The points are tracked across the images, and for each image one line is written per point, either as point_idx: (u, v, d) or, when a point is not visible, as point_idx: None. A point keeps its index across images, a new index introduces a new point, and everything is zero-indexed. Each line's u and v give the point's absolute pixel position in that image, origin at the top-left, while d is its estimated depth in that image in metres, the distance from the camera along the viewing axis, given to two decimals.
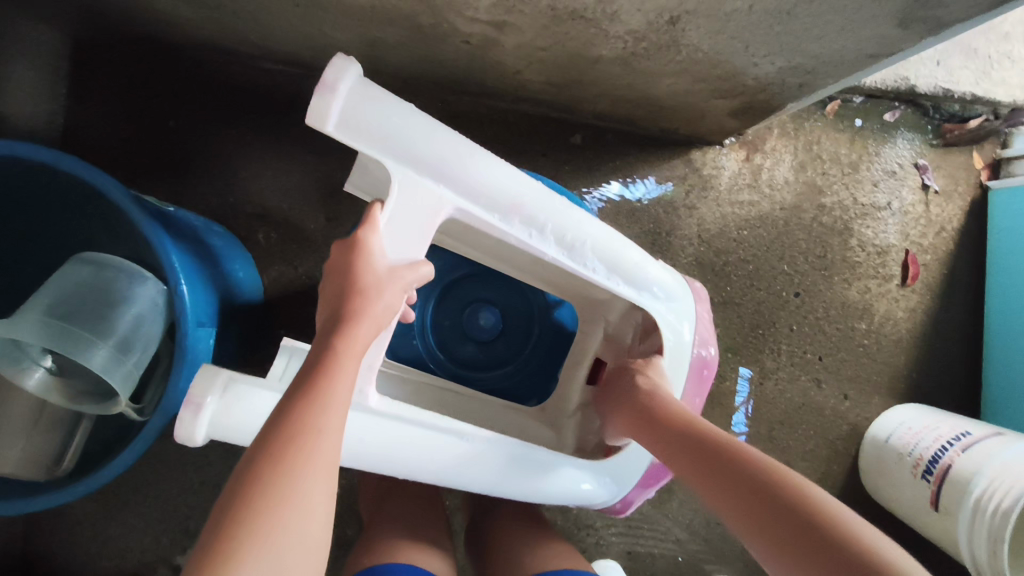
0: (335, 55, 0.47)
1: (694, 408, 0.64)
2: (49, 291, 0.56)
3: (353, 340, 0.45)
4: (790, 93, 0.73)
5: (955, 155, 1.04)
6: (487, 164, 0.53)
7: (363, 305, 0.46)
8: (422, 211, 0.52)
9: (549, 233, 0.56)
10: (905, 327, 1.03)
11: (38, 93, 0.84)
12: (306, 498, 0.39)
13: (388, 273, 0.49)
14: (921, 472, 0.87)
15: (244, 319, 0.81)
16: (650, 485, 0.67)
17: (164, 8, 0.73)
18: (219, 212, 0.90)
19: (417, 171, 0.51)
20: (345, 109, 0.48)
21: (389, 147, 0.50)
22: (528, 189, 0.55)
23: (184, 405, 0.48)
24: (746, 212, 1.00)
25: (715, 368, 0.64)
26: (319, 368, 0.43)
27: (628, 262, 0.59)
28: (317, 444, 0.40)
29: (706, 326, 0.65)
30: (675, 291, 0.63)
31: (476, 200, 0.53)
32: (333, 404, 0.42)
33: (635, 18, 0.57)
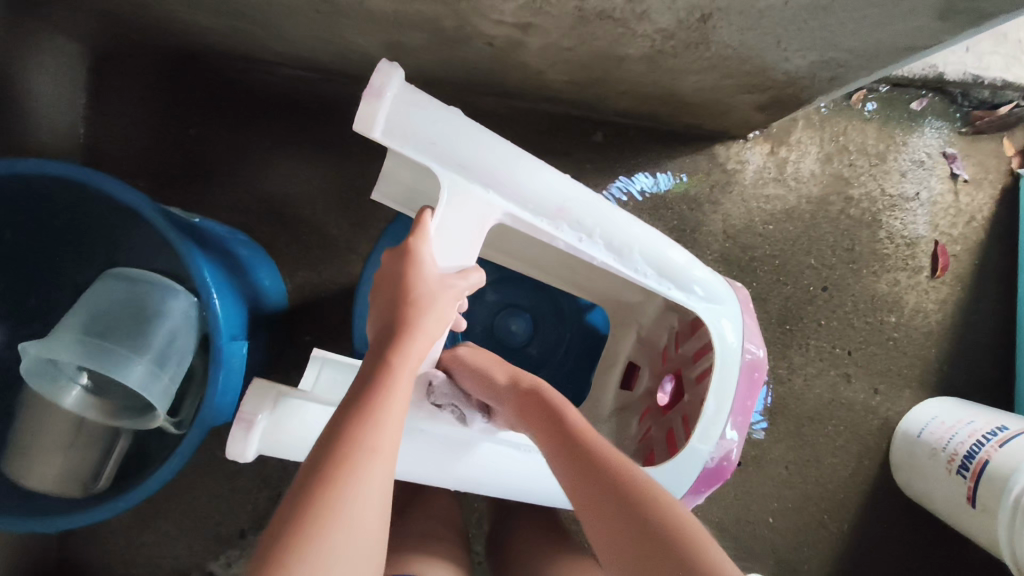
0: (381, 59, 0.46)
1: (744, 413, 0.60)
2: (81, 309, 0.56)
3: (405, 353, 0.45)
4: (821, 87, 0.72)
5: (984, 143, 1.02)
6: (533, 168, 0.52)
7: (415, 318, 0.46)
8: (471, 218, 0.51)
9: (597, 237, 0.55)
10: (935, 320, 1.01)
11: (62, 106, 0.84)
12: (359, 517, 0.38)
13: (440, 284, 0.49)
14: (957, 467, 0.85)
15: (269, 327, 0.81)
16: (702, 491, 0.60)
17: (187, 18, 0.73)
18: (243, 220, 0.90)
19: (466, 177, 0.51)
20: (392, 114, 0.47)
21: (437, 151, 0.49)
22: (575, 192, 0.54)
23: (235, 421, 0.49)
24: (771, 206, 0.99)
25: (765, 371, 0.60)
26: (374, 382, 0.43)
27: (675, 264, 0.58)
28: (373, 460, 0.40)
29: (752, 328, 0.62)
30: (721, 293, 0.61)
31: (525, 205, 0.52)
32: (385, 421, 0.42)
33: (665, 17, 0.56)
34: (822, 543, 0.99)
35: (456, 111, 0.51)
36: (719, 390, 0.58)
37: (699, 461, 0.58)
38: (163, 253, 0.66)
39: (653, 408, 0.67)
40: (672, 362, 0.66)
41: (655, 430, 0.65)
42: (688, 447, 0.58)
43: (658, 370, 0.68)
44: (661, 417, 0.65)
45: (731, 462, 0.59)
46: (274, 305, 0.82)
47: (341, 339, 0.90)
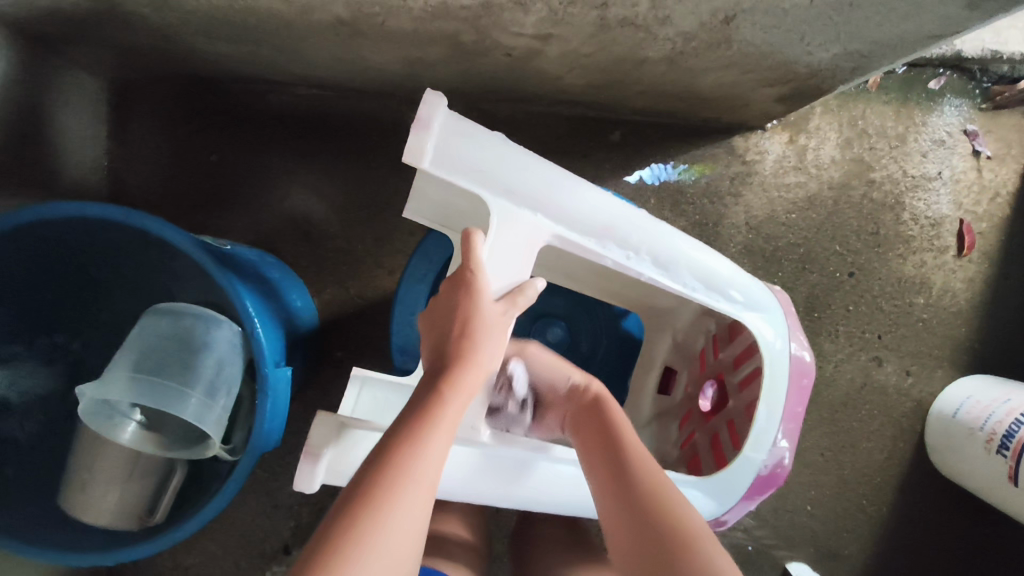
0: (426, 91, 0.47)
1: (795, 419, 0.60)
2: (131, 349, 0.58)
3: (460, 383, 0.46)
4: (843, 76, 0.71)
5: (1005, 118, 1.01)
6: (578, 189, 0.53)
7: (470, 349, 0.48)
8: (521, 239, 0.52)
9: (644, 253, 0.56)
10: (964, 298, 1.00)
11: (86, 138, 0.85)
12: (394, 543, 0.38)
13: (495, 314, 0.50)
14: (996, 446, 0.85)
15: (306, 346, 0.82)
16: (755, 498, 0.61)
17: (205, 47, 0.74)
18: (268, 241, 0.91)
19: (512, 201, 0.52)
20: (439, 144, 0.49)
21: (482, 178, 0.50)
22: (619, 211, 0.55)
23: (303, 456, 0.51)
24: (793, 195, 0.98)
25: (813, 376, 0.61)
26: (426, 408, 0.44)
27: (716, 273, 0.59)
28: (414, 486, 0.40)
29: (795, 331, 0.62)
30: (764, 300, 0.61)
31: (572, 225, 0.53)
32: (431, 449, 0.42)
33: (688, 20, 0.55)
34: (860, 528, 0.99)
35: (499, 135, 0.52)
36: (770, 397, 0.59)
37: (753, 469, 0.59)
38: (198, 283, 0.66)
39: (696, 413, 0.69)
40: (711, 368, 0.68)
41: (699, 435, 0.67)
42: (742, 458, 0.58)
43: (697, 376, 0.70)
44: (705, 422, 0.67)
45: (785, 468, 0.59)
46: (309, 324, 0.83)
47: (371, 352, 0.91)
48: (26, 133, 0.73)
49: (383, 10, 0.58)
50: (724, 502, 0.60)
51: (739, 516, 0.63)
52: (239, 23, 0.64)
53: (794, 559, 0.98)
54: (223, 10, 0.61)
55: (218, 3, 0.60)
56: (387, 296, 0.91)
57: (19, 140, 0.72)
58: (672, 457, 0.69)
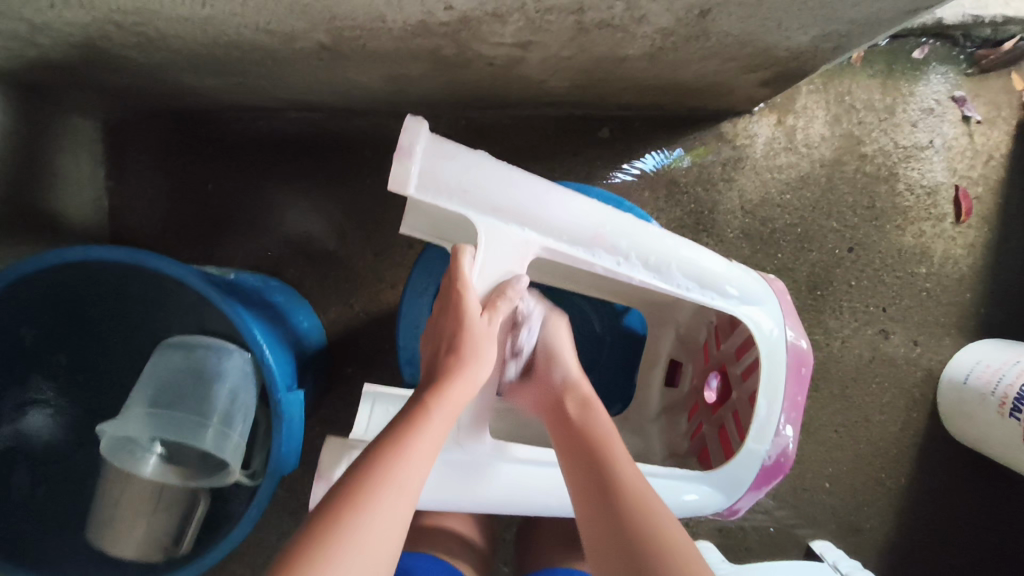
0: (406, 118, 0.48)
1: (797, 407, 0.61)
2: (148, 385, 0.60)
3: (447, 395, 0.49)
4: (825, 56, 0.72)
5: (993, 81, 1.01)
6: (566, 199, 0.54)
7: (458, 363, 0.51)
8: (509, 254, 0.54)
9: (634, 258, 0.57)
10: (966, 264, 1.00)
11: (84, 182, 0.87)
12: (371, 540, 0.39)
13: (483, 325, 0.52)
14: (1009, 410, 0.86)
15: (316, 367, 0.84)
16: (763, 488, 0.62)
17: (193, 81, 0.75)
18: (272, 265, 0.92)
19: (499, 218, 0.53)
20: (424, 169, 0.50)
21: (468, 199, 0.51)
22: (607, 217, 0.55)
23: (316, 480, 0.54)
24: (786, 175, 0.99)
25: (811, 365, 0.62)
26: (412, 417, 0.46)
27: (709, 271, 0.59)
28: (394, 488, 0.42)
29: (793, 320, 0.63)
30: (759, 292, 0.62)
31: (561, 236, 0.54)
32: (412, 455, 0.44)
33: (663, 18, 0.56)
34: (881, 500, 0.99)
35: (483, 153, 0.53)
36: (769, 387, 0.60)
37: (757, 460, 0.60)
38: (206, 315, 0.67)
39: (703, 406, 0.70)
40: (715, 359, 0.69)
41: (707, 427, 0.68)
42: (745, 449, 0.59)
43: (701, 368, 0.72)
44: (711, 414, 0.68)
45: (789, 456, 0.60)
46: (317, 344, 0.84)
47: (380, 366, 0.92)
48: (27, 182, 0.74)
49: (364, 33, 0.59)
50: (732, 494, 0.61)
51: (750, 506, 0.64)
52: (225, 56, 0.66)
53: (816, 537, 0.99)
54: (209, 46, 0.62)
55: (204, 40, 0.61)
56: (391, 310, 0.92)
57: (21, 191, 0.74)
58: (682, 449, 0.71)
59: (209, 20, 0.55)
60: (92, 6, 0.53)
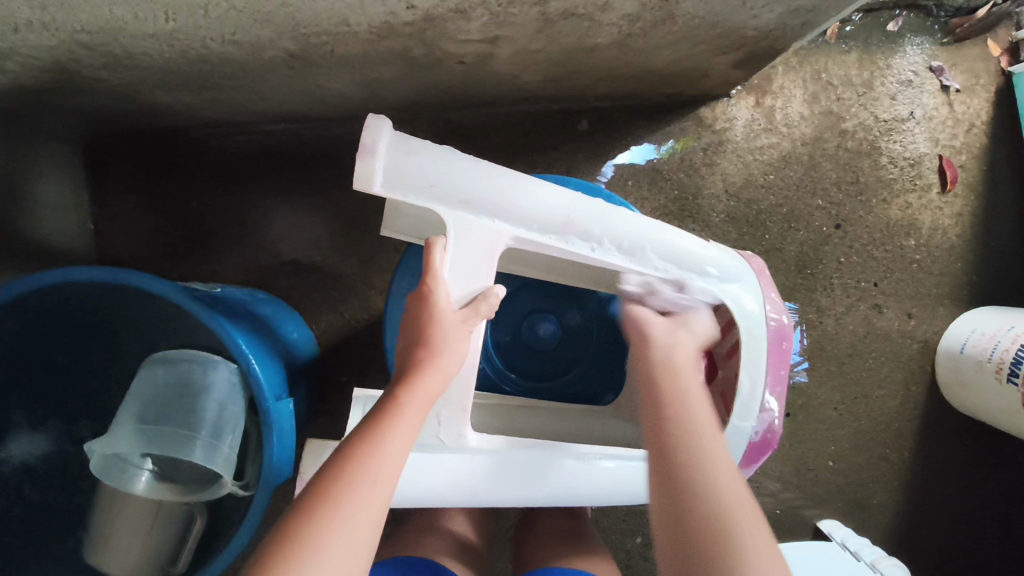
0: (368, 117, 0.48)
1: (781, 382, 0.62)
2: (134, 401, 0.59)
3: (420, 390, 0.49)
4: (794, 33, 0.72)
5: (969, 49, 1.00)
6: (535, 188, 0.54)
7: (429, 358, 0.50)
8: (481, 247, 0.54)
9: (608, 243, 0.56)
10: (955, 234, 1.00)
11: (66, 206, 0.87)
12: (346, 534, 0.41)
13: (456, 322, 0.52)
14: (1006, 375, 0.85)
15: (309, 376, 0.83)
16: (754, 464, 0.63)
17: (167, 99, 0.75)
18: (260, 279, 0.92)
19: (467, 210, 0.53)
20: (389, 167, 0.50)
21: (436, 194, 0.52)
22: (578, 204, 0.55)
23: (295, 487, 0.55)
24: (768, 156, 0.99)
25: (793, 339, 0.63)
26: (382, 415, 0.47)
27: (684, 251, 0.59)
28: (369, 484, 0.43)
29: (775, 297, 0.64)
30: (739, 270, 0.62)
31: (530, 226, 0.54)
32: (384, 450, 0.45)
33: (627, 4, 0.56)
34: (885, 476, 0.99)
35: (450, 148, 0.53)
36: (750, 363, 0.61)
37: (744, 437, 0.61)
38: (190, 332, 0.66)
39: None
40: None
41: None
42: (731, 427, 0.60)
43: None
44: None
45: (775, 431, 0.62)
46: (309, 354, 0.83)
47: (374, 373, 0.92)
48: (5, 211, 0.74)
49: (330, 38, 0.59)
50: None
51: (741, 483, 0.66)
52: (196, 71, 0.66)
53: (821, 516, 0.98)
54: (177, 61, 0.62)
55: (171, 56, 0.61)
56: (382, 314, 0.92)
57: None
58: None
59: (174, 35, 0.55)
60: (54, 28, 0.53)
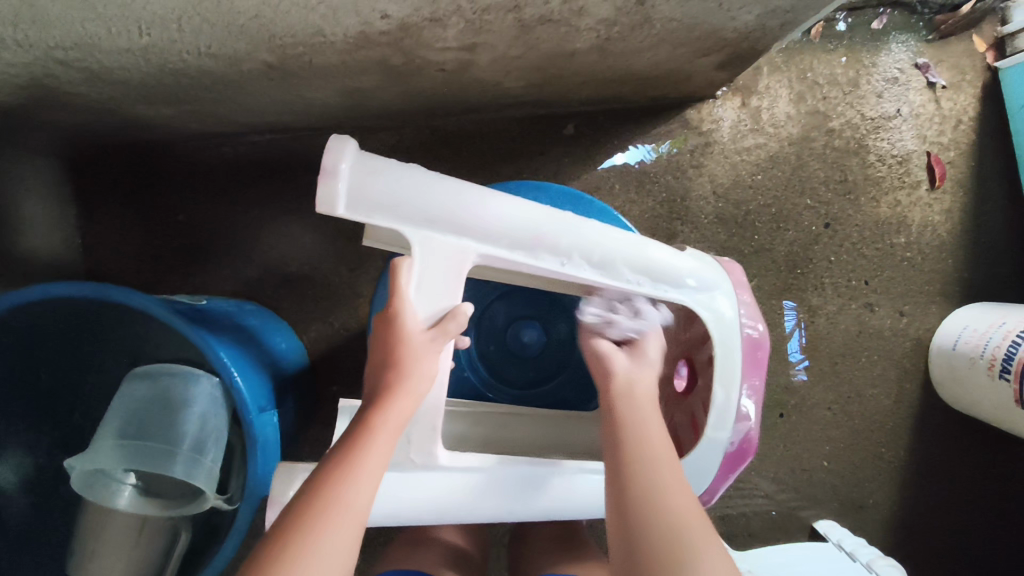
0: (331, 138, 0.48)
1: (757, 391, 0.63)
2: (114, 416, 0.59)
3: (390, 412, 0.49)
4: (774, 34, 0.72)
5: (955, 45, 1.00)
6: (502, 204, 0.54)
7: (399, 380, 0.50)
8: (449, 264, 0.54)
9: (578, 258, 0.56)
10: (945, 230, 1.00)
11: (52, 221, 0.87)
12: (319, 565, 0.41)
13: (425, 342, 0.52)
14: (998, 371, 0.85)
15: (298, 388, 0.82)
16: (729, 474, 0.63)
17: (150, 112, 0.75)
18: (249, 290, 0.92)
19: (434, 229, 0.53)
20: (352, 187, 0.49)
21: (402, 213, 0.51)
22: (547, 219, 0.55)
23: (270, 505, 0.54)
24: (755, 156, 0.98)
25: (767, 348, 0.64)
26: (354, 441, 0.48)
27: (657, 265, 0.59)
28: (341, 512, 0.44)
29: (750, 305, 0.64)
30: (714, 279, 0.63)
31: (498, 242, 0.54)
32: (355, 480, 0.46)
33: (603, 8, 0.56)
34: (881, 475, 0.99)
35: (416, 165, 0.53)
36: (724, 374, 0.62)
37: (721, 447, 0.62)
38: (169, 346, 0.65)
39: (674, 394, 0.71)
40: (682, 347, 0.71)
41: (679, 414, 0.70)
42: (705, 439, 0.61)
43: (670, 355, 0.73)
44: (682, 402, 0.70)
45: (752, 440, 0.62)
46: (298, 364, 0.83)
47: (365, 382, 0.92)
48: None
49: (307, 49, 0.59)
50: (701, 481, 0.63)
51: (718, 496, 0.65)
52: (176, 84, 0.66)
53: (818, 517, 0.98)
54: (156, 75, 0.62)
55: (149, 70, 0.61)
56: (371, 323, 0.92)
57: None
58: None
59: (149, 48, 0.55)
60: (29, 45, 0.53)
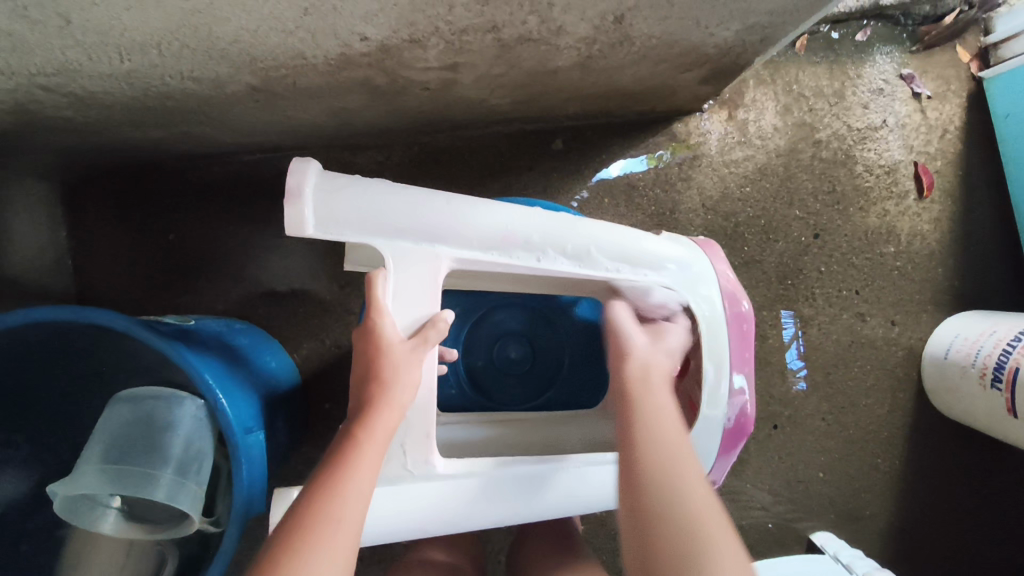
0: (293, 160, 0.48)
1: (747, 363, 0.65)
2: (98, 440, 0.59)
3: (373, 426, 0.49)
4: (755, 49, 0.72)
5: (939, 56, 1.01)
6: (473, 207, 0.54)
7: (382, 393, 0.50)
8: (424, 273, 0.54)
9: (553, 251, 0.57)
10: (934, 239, 1.00)
11: (44, 244, 0.87)
12: None
13: (405, 351, 0.52)
14: (990, 380, 0.85)
15: (290, 406, 0.82)
16: (732, 449, 0.65)
17: (138, 135, 0.76)
18: (240, 308, 0.92)
19: (405, 240, 0.53)
20: (318, 207, 0.50)
21: (370, 227, 0.51)
22: (517, 217, 0.55)
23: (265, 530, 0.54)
24: (742, 168, 0.99)
25: (752, 321, 0.65)
26: (341, 456, 0.48)
27: (633, 251, 0.60)
28: (333, 527, 0.44)
29: (731, 281, 0.66)
30: (692, 263, 0.64)
31: (471, 245, 0.54)
32: (344, 493, 0.46)
33: (581, 27, 0.57)
34: (877, 486, 0.98)
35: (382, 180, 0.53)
36: (713, 351, 0.63)
37: (717, 425, 0.64)
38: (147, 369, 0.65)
39: None
40: None
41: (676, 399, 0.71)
42: (701, 417, 0.63)
43: None
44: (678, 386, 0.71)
45: (748, 415, 0.64)
46: (288, 382, 0.83)
47: None
48: None
49: (289, 71, 0.59)
50: (705, 462, 0.65)
51: (725, 474, 0.68)
52: (162, 107, 0.66)
53: (814, 529, 0.97)
54: (139, 99, 0.63)
55: (133, 94, 0.61)
56: None
57: None
58: None
59: (131, 73, 0.56)
60: (12, 72, 0.53)
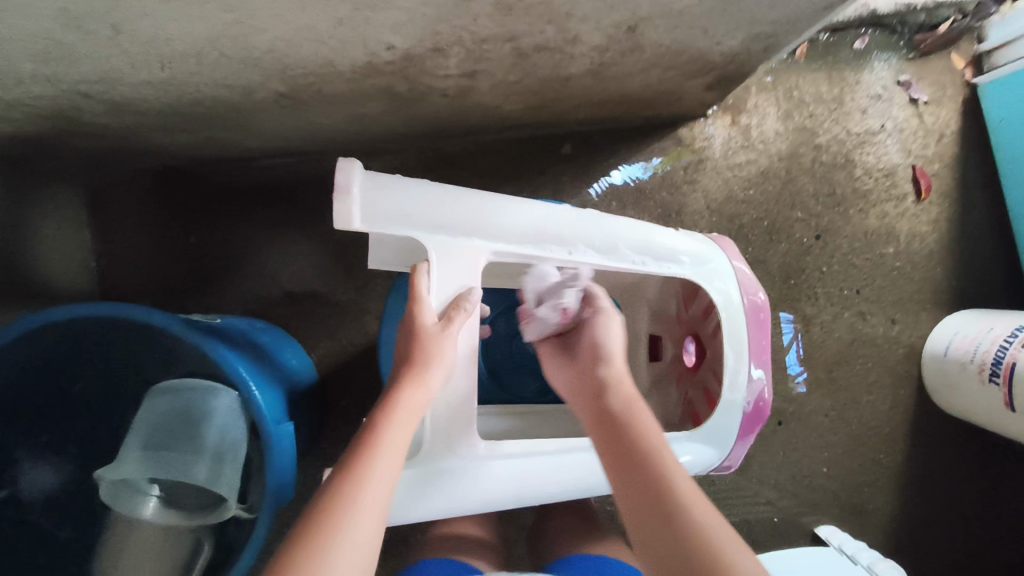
0: (339, 160, 0.51)
1: (764, 350, 0.68)
2: (140, 429, 0.62)
3: (408, 401, 0.51)
4: (759, 56, 0.76)
5: (935, 63, 1.05)
6: (510, 205, 0.59)
7: (417, 372, 0.52)
8: (464, 266, 0.58)
9: (583, 246, 0.62)
10: (933, 240, 1.03)
11: (70, 246, 0.90)
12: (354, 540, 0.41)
13: (440, 332, 0.54)
14: (988, 376, 0.87)
15: (310, 400, 0.86)
16: (749, 434, 0.68)
17: (165, 140, 0.79)
18: (259, 309, 0.95)
19: (447, 234, 0.57)
20: (364, 204, 0.52)
21: (414, 222, 0.55)
22: (550, 215, 0.60)
23: None
24: (746, 172, 1.02)
25: (768, 310, 0.68)
26: (371, 431, 0.48)
27: (656, 245, 0.65)
28: (366, 493, 0.44)
29: (747, 275, 0.69)
30: (708, 256, 0.68)
31: (508, 240, 0.59)
32: (377, 464, 0.46)
33: (595, 36, 0.60)
34: (880, 480, 1.01)
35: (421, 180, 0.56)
36: (734, 340, 0.66)
37: (738, 408, 0.66)
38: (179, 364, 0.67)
39: (684, 372, 0.77)
40: (687, 326, 0.77)
41: (693, 390, 0.75)
42: (723, 402, 0.65)
43: (677, 336, 0.78)
44: (694, 377, 0.75)
45: (766, 400, 0.67)
46: (308, 381, 0.86)
47: (372, 397, 0.94)
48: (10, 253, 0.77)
49: (317, 79, 0.63)
50: (725, 447, 0.67)
51: (741, 458, 0.71)
52: (192, 113, 0.69)
53: (819, 523, 1.00)
54: (171, 106, 0.66)
55: (166, 100, 0.64)
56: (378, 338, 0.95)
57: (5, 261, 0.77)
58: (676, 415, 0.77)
59: (168, 81, 0.59)
60: (57, 80, 0.56)
